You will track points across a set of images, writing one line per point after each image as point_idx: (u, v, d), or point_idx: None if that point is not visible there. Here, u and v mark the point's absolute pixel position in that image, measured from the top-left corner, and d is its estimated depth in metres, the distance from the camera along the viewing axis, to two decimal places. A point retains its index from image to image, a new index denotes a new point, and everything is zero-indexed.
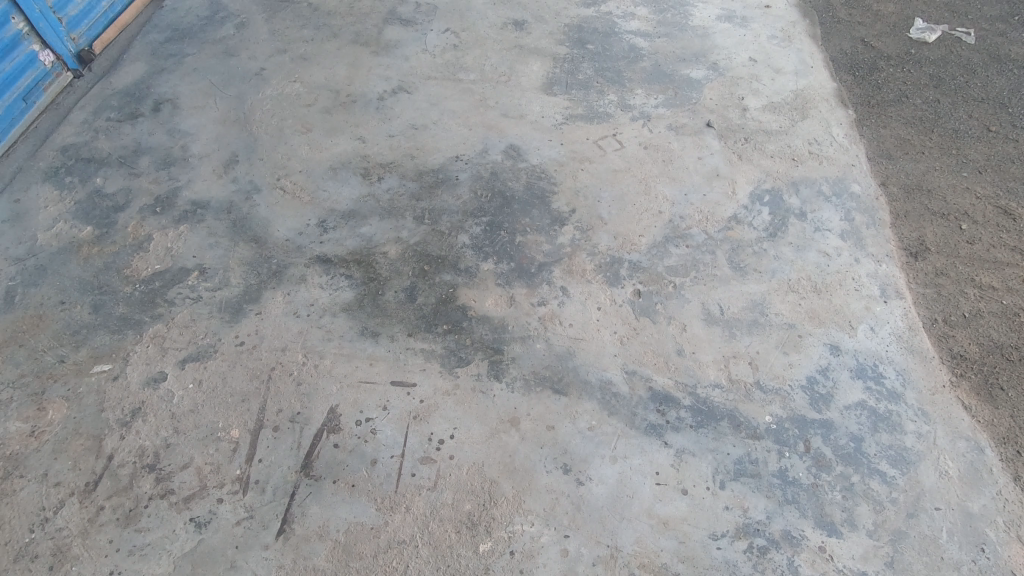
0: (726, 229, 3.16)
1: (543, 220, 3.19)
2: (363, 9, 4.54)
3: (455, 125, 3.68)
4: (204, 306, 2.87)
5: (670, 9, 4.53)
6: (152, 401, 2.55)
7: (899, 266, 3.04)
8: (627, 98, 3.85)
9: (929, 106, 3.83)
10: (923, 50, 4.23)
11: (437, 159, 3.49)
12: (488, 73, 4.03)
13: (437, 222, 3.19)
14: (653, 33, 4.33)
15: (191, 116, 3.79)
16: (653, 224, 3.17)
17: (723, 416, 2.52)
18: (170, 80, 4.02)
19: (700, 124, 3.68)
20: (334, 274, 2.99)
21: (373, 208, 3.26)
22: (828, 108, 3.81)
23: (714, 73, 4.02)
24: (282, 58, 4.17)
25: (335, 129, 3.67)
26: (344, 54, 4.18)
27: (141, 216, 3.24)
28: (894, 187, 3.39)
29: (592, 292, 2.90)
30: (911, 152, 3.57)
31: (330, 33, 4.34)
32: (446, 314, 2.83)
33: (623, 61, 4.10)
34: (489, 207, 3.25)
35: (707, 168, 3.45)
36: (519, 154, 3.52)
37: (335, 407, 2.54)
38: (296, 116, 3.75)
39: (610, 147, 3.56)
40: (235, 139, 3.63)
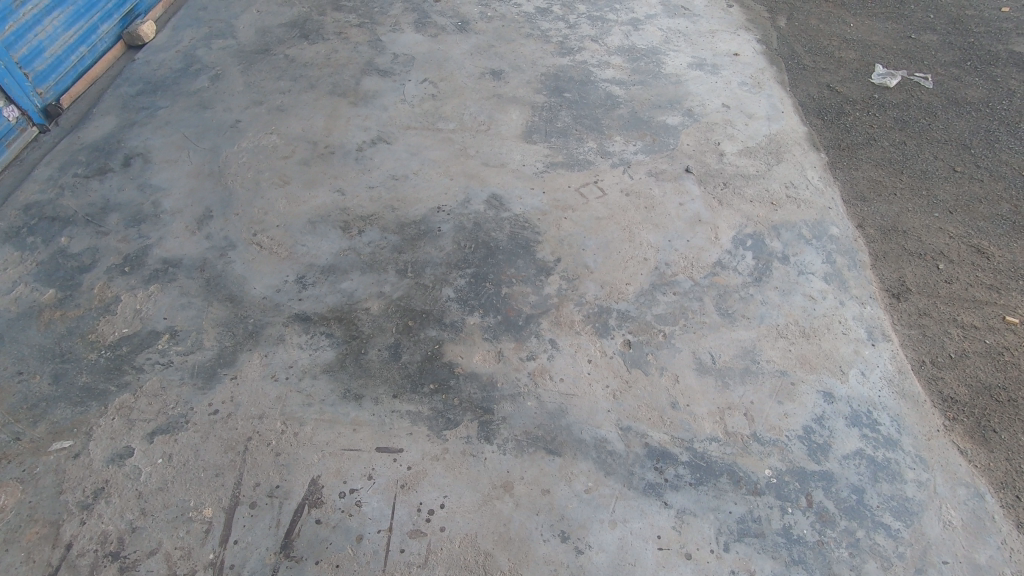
0: (711, 275, 3.15)
1: (529, 270, 3.15)
2: (340, 60, 4.56)
3: (436, 175, 3.66)
4: (175, 372, 2.71)
5: (643, 58, 4.66)
6: (117, 479, 2.36)
7: (884, 308, 3.06)
8: (607, 145, 3.89)
9: (896, 148, 3.96)
10: (886, 94, 4.40)
11: (419, 210, 3.45)
12: (468, 122, 4.04)
13: (420, 275, 3.12)
14: (628, 81, 4.42)
15: (163, 170, 3.69)
16: (639, 272, 3.15)
17: (722, 471, 2.44)
18: (142, 134, 3.93)
19: (679, 170, 3.73)
20: (314, 333, 2.87)
21: (354, 261, 3.17)
22: (801, 151, 3.90)
23: (689, 119, 4.10)
24: (258, 109, 4.13)
25: (313, 182, 3.61)
26: (321, 105, 4.16)
27: (108, 277, 3.09)
28: (871, 228, 3.45)
29: (581, 345, 2.84)
30: (885, 194, 3.65)
31: (307, 85, 4.32)
32: (432, 372, 2.73)
33: (601, 109, 4.17)
34: (473, 258, 3.20)
35: (689, 214, 3.46)
36: (501, 203, 3.49)
37: (317, 478, 2.39)
38: (273, 169, 3.68)
39: (592, 194, 3.56)
40: (209, 194, 3.54)
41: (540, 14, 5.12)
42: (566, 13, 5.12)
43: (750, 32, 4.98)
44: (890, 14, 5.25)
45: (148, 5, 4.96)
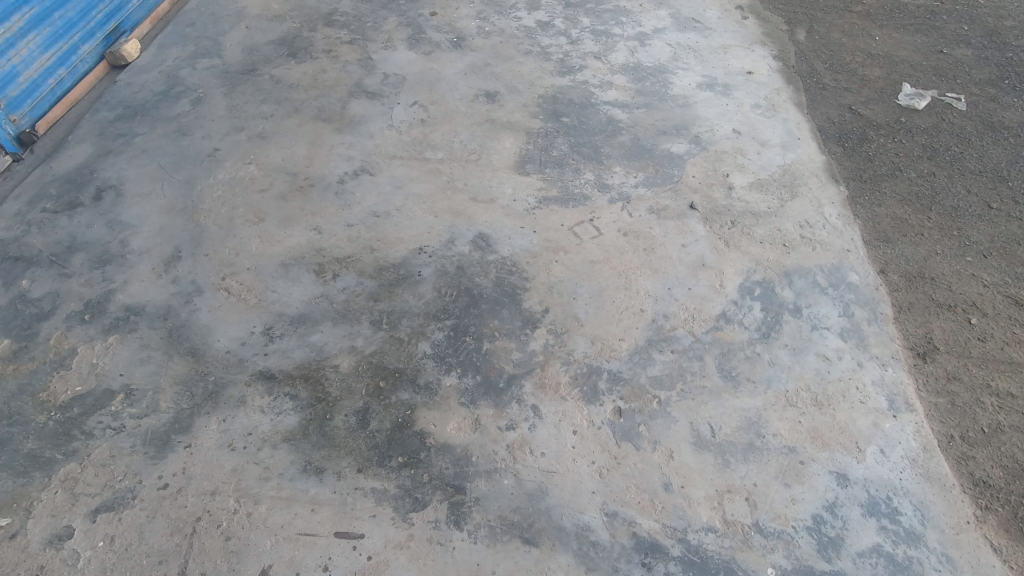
0: (714, 329, 2.86)
1: (514, 322, 2.89)
2: (328, 81, 4.34)
3: (420, 212, 3.42)
4: (127, 438, 2.52)
5: (649, 77, 4.36)
6: (53, 566, 2.18)
7: (907, 370, 2.74)
8: (605, 177, 3.61)
9: (924, 180, 3.62)
10: (914, 117, 4.05)
11: (400, 252, 3.21)
12: (458, 151, 3.79)
13: (396, 327, 2.88)
14: (631, 103, 4.13)
15: (135, 204, 3.51)
16: (634, 325, 2.88)
17: (718, 570, 2.18)
18: (116, 164, 3.76)
19: (683, 206, 3.44)
20: (278, 395, 2.65)
21: (326, 311, 2.95)
22: (818, 184, 3.58)
23: (696, 147, 3.80)
24: (238, 136, 3.93)
25: (290, 218, 3.39)
26: (304, 131, 3.94)
27: (66, 326, 2.92)
28: (894, 275, 3.13)
29: (567, 412, 2.58)
30: (910, 234, 3.32)
31: (291, 109, 4.11)
32: (401, 442, 2.50)
33: (600, 136, 3.88)
34: (454, 308, 2.95)
35: (692, 258, 3.17)
36: (488, 245, 3.24)
37: (268, 569, 2.18)
38: (249, 204, 3.47)
39: (587, 234, 3.29)
40: (180, 231, 3.35)
41: (541, 28, 4.84)
42: (568, 28, 4.84)
43: (766, 47, 4.65)
44: (919, 26, 4.88)
45: (134, 21, 4.85)
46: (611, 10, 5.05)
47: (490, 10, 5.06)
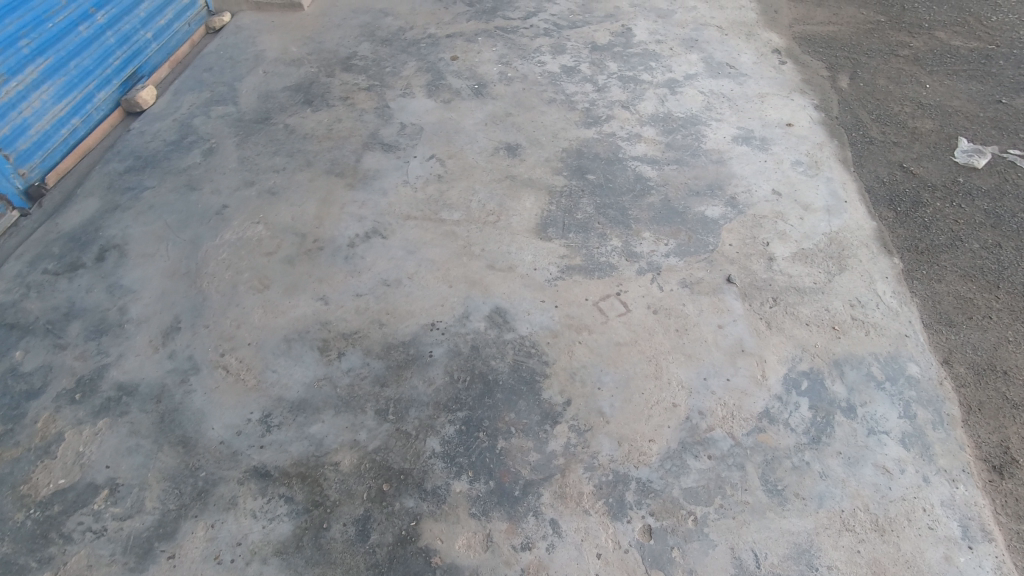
0: (755, 431, 2.56)
1: (531, 416, 2.63)
2: (343, 132, 4.18)
3: (433, 281, 3.20)
4: (107, 544, 2.32)
5: (680, 129, 4.10)
6: None
7: (982, 488, 2.40)
8: (633, 244, 3.35)
9: (989, 252, 3.27)
10: (973, 178, 3.71)
11: (410, 327, 2.98)
12: (476, 212, 3.56)
13: (402, 419, 2.64)
14: (662, 159, 3.88)
15: (137, 266, 3.35)
16: (665, 423, 2.59)
17: None
18: (122, 221, 3.62)
19: (719, 279, 3.15)
20: (272, 497, 2.42)
21: (328, 396, 2.73)
22: (869, 255, 3.27)
23: (732, 210, 3.52)
24: (247, 191, 3.77)
25: (295, 286, 3.19)
26: (316, 187, 3.77)
27: (55, 406, 2.74)
28: (960, 366, 2.79)
29: (590, 531, 2.30)
30: (976, 317, 2.98)
31: (303, 162, 3.95)
32: (404, 562, 2.25)
33: (628, 196, 3.63)
34: (466, 397, 2.70)
35: (730, 341, 2.88)
36: (505, 321, 2.99)
37: None
38: (254, 269, 3.29)
39: (613, 310, 3.02)
40: (180, 298, 3.17)
41: (566, 74, 4.64)
42: (594, 73, 4.63)
43: (806, 96, 4.36)
44: (974, 72, 4.54)
45: (152, 66, 4.81)
46: (639, 54, 4.83)
47: (513, 54, 4.89)
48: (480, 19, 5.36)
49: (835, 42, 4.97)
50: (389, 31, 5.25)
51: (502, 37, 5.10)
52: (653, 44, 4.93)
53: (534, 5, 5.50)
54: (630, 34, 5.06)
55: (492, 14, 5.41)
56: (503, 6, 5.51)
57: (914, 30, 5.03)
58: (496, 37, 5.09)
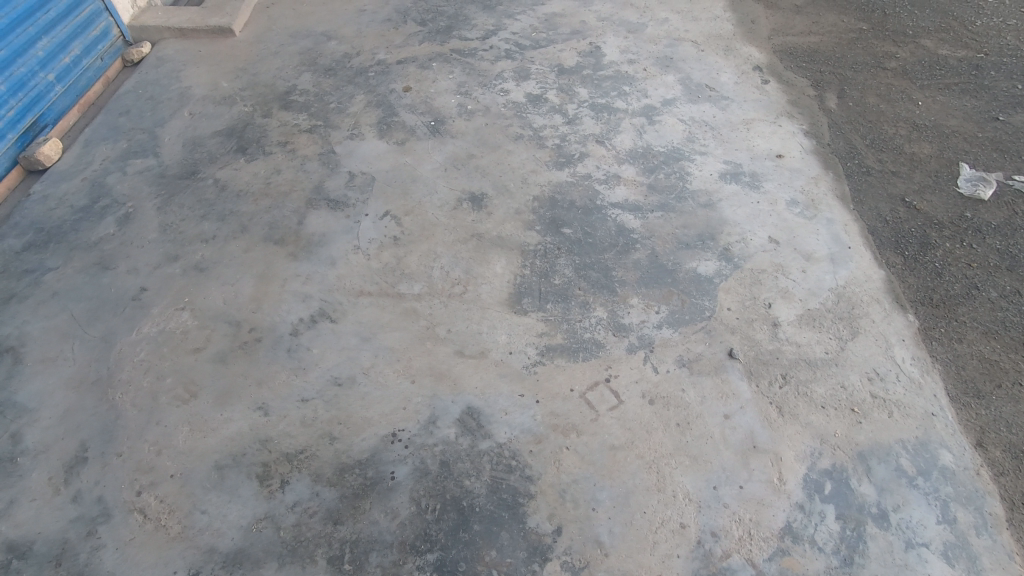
0: (778, 554, 2.20)
1: (517, 553, 2.21)
2: (282, 186, 3.65)
3: (392, 376, 2.73)
4: None
5: (662, 166, 3.70)
6: None
7: None
8: (621, 315, 2.93)
9: (1009, 302, 2.96)
10: (982, 211, 3.40)
11: (367, 441, 2.52)
12: (439, 282, 3.10)
13: (362, 568, 2.19)
14: (645, 204, 3.47)
15: (36, 376, 2.81)
16: (674, 552, 2.20)
17: None
18: (18, 315, 3.06)
19: (720, 354, 2.76)
20: None
21: (270, 544, 2.26)
22: (882, 313, 2.92)
23: (728, 265, 3.14)
24: (171, 268, 3.23)
25: (229, 393, 2.70)
26: (252, 260, 3.25)
27: None
28: (996, 450, 2.46)
29: None
30: (1005, 385, 2.66)
31: (237, 227, 3.42)
32: None
33: (611, 252, 3.21)
34: (438, 532, 2.27)
35: (739, 436, 2.50)
36: (479, 425, 2.56)
37: None
38: (178, 372, 2.78)
39: (603, 402, 2.61)
40: (88, 417, 2.65)
41: (532, 104, 4.20)
42: (564, 102, 4.20)
43: (795, 120, 4.01)
44: (966, 85, 4.24)
45: (57, 111, 4.22)
46: (611, 77, 4.42)
47: (472, 82, 4.42)
48: (434, 40, 4.87)
49: (818, 55, 4.63)
50: (332, 58, 4.71)
51: (460, 62, 4.62)
52: (625, 65, 4.52)
53: (493, 23, 5.04)
54: (600, 54, 4.64)
55: (447, 35, 4.92)
56: (459, 25, 5.02)
57: (898, 39, 4.72)
58: (453, 62, 4.61)
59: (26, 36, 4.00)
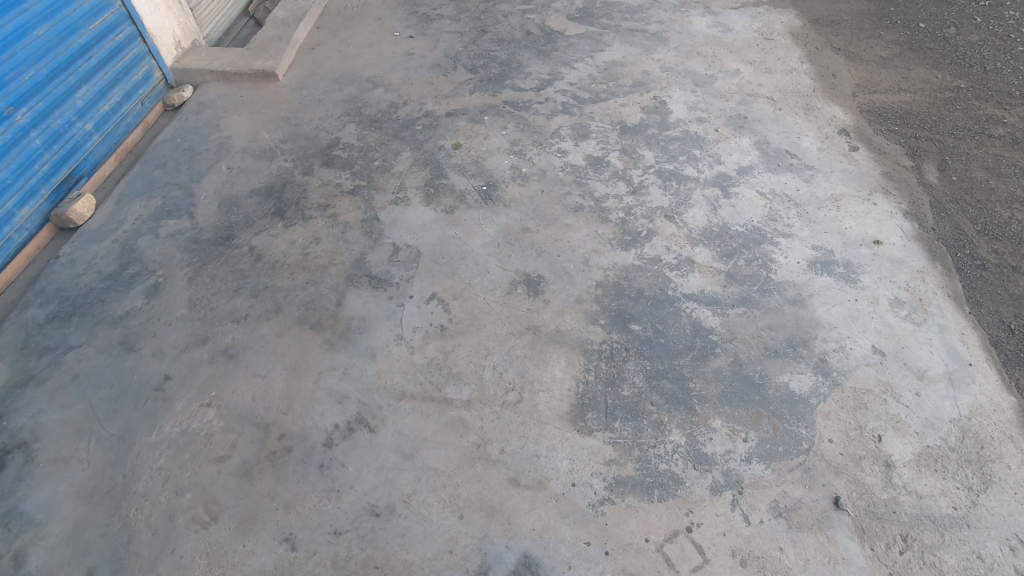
0: None
1: None
2: (321, 258, 3.37)
3: (437, 507, 2.38)
4: None
5: (742, 250, 3.29)
6: None
7: None
8: (703, 441, 2.53)
9: None
10: None
11: None
12: (491, 387, 2.75)
13: None
14: (724, 297, 3.07)
15: (45, 480, 2.55)
16: None
17: None
18: (34, 401, 2.81)
19: (824, 503, 2.34)
20: None
21: None
22: (1019, 456, 2.45)
23: (826, 381, 2.70)
24: (197, 353, 2.96)
25: (253, 519, 2.38)
26: (284, 347, 2.95)
27: None
28: None
29: None
30: None
31: (270, 306, 3.14)
32: None
33: (687, 358, 2.82)
34: None
35: None
36: None
37: None
38: (200, 487, 2.48)
39: (686, 560, 2.22)
40: (98, 538, 2.37)
41: (592, 168, 3.85)
42: (627, 167, 3.84)
43: (891, 197, 3.56)
44: None
45: (94, 161, 4.05)
46: (678, 137, 4.05)
47: (527, 140, 4.10)
48: (486, 89, 4.57)
49: (911, 117, 4.17)
50: (378, 108, 4.46)
51: (513, 116, 4.31)
52: (694, 124, 4.14)
53: (548, 71, 4.72)
54: (666, 110, 4.27)
55: (500, 84, 4.61)
56: (512, 73, 4.72)
57: (1003, 100, 4.23)
58: (505, 116, 4.30)
59: (65, 85, 3.84)
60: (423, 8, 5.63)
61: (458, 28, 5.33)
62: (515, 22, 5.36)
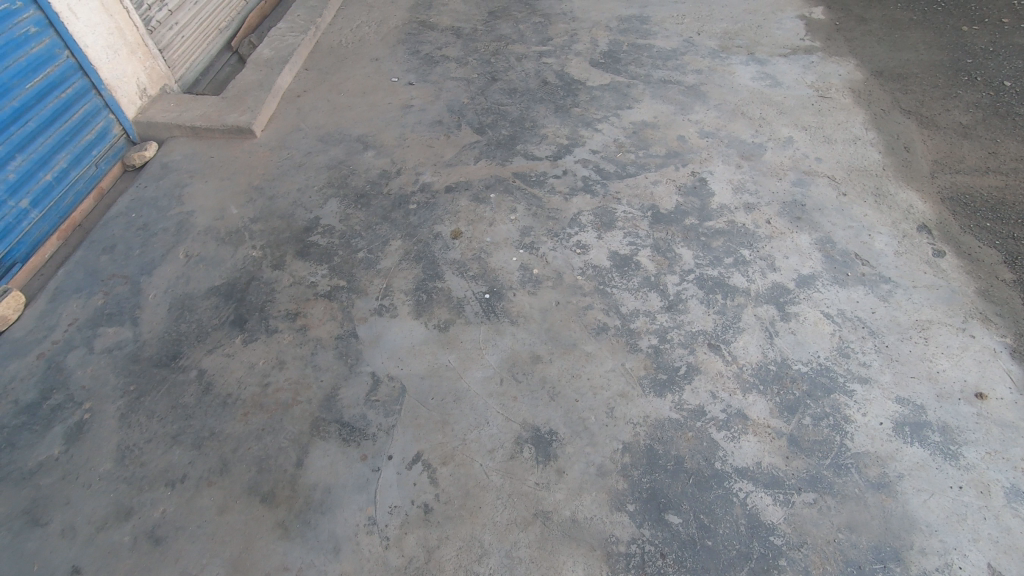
0: None
1: None
2: (283, 393, 2.74)
3: None
4: None
5: (808, 401, 2.61)
6: None
7: None
8: None
9: None
10: None
11: None
12: None
13: None
14: (788, 475, 2.39)
15: None
16: None
17: None
18: None
19: None
20: None
21: None
22: None
23: None
24: (118, 533, 2.35)
25: None
26: (227, 530, 2.33)
27: None
28: None
29: None
30: None
31: (215, 463, 2.52)
32: None
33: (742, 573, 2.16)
34: None
35: None
36: None
37: None
38: None
39: None
40: None
41: (619, 271, 3.18)
42: (662, 271, 3.17)
43: (992, 327, 2.86)
44: None
45: (30, 244, 3.49)
46: (722, 230, 3.37)
47: (540, 227, 3.43)
48: (493, 156, 3.91)
49: (1006, 208, 3.46)
50: (367, 178, 3.81)
51: (523, 193, 3.65)
52: (741, 213, 3.46)
53: (567, 134, 4.05)
54: (706, 192, 3.60)
55: (510, 149, 3.95)
56: (525, 135, 4.06)
57: None
58: (515, 194, 3.64)
59: None
60: (426, 47, 4.99)
61: (464, 74, 4.67)
62: (530, 67, 4.70)
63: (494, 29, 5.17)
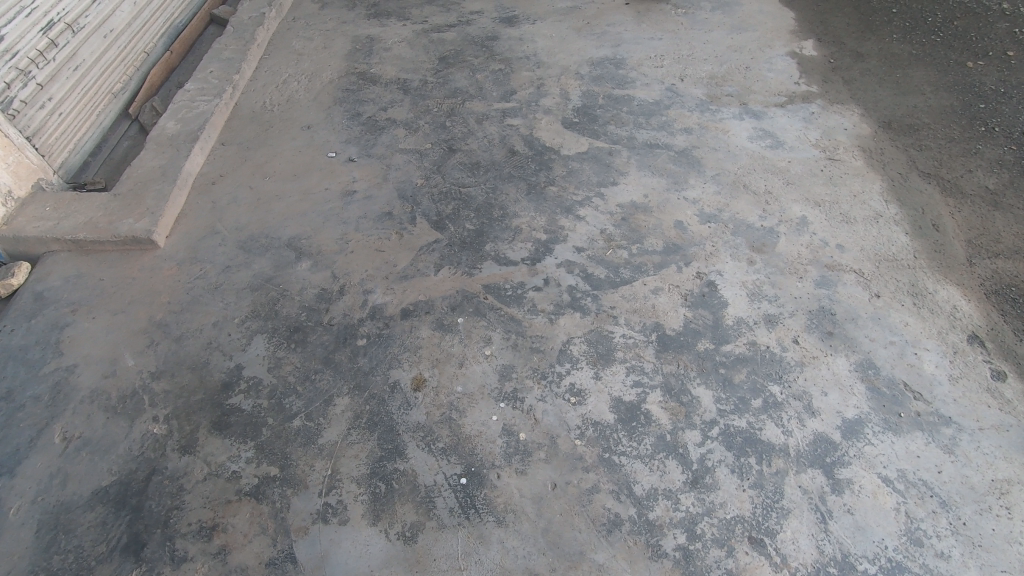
0: None
1: None
2: None
3: None
4: None
5: None
6: None
7: None
8: None
9: None
10: None
11: None
12: None
13: None
14: None
15: None
16: None
17: None
18: None
19: None
20: None
21: None
22: None
23: None
24: None
25: None
26: None
27: None
28: None
29: None
30: None
31: None
32: None
33: None
34: None
35: None
36: None
37: None
38: None
39: None
40: None
41: (626, 428, 2.55)
42: (679, 425, 2.55)
43: None
44: None
45: None
46: (744, 357, 2.77)
47: (523, 366, 2.76)
48: (458, 262, 3.21)
49: None
50: (302, 302, 3.06)
51: (499, 315, 2.97)
52: (762, 330, 2.87)
53: (545, 224, 3.38)
54: (718, 300, 3.00)
55: (477, 251, 3.26)
56: (494, 229, 3.37)
57: None
58: (488, 317, 2.96)
59: None
60: (368, 108, 4.21)
61: (416, 143, 3.93)
62: (493, 132, 3.99)
63: (447, 80, 4.42)
